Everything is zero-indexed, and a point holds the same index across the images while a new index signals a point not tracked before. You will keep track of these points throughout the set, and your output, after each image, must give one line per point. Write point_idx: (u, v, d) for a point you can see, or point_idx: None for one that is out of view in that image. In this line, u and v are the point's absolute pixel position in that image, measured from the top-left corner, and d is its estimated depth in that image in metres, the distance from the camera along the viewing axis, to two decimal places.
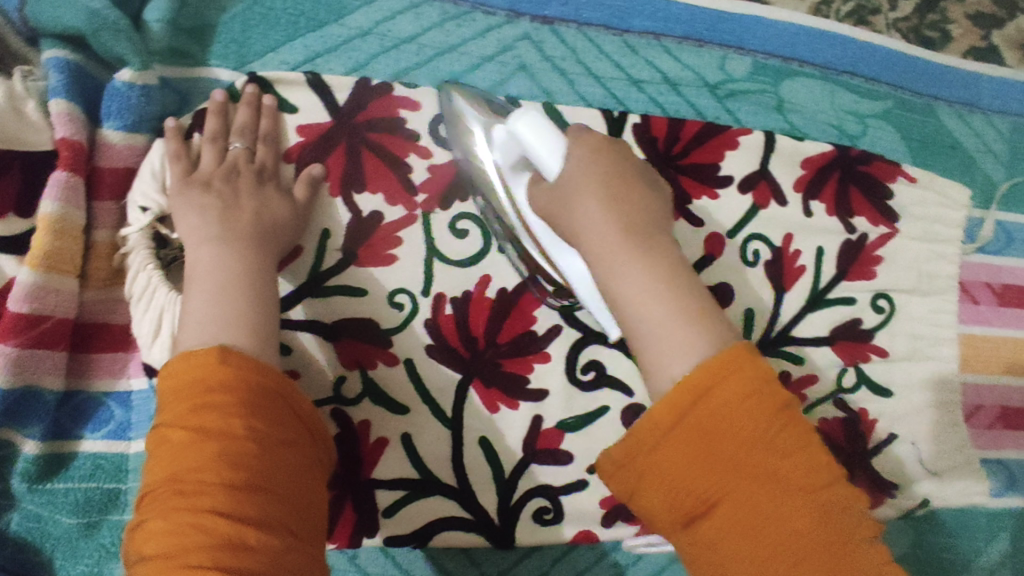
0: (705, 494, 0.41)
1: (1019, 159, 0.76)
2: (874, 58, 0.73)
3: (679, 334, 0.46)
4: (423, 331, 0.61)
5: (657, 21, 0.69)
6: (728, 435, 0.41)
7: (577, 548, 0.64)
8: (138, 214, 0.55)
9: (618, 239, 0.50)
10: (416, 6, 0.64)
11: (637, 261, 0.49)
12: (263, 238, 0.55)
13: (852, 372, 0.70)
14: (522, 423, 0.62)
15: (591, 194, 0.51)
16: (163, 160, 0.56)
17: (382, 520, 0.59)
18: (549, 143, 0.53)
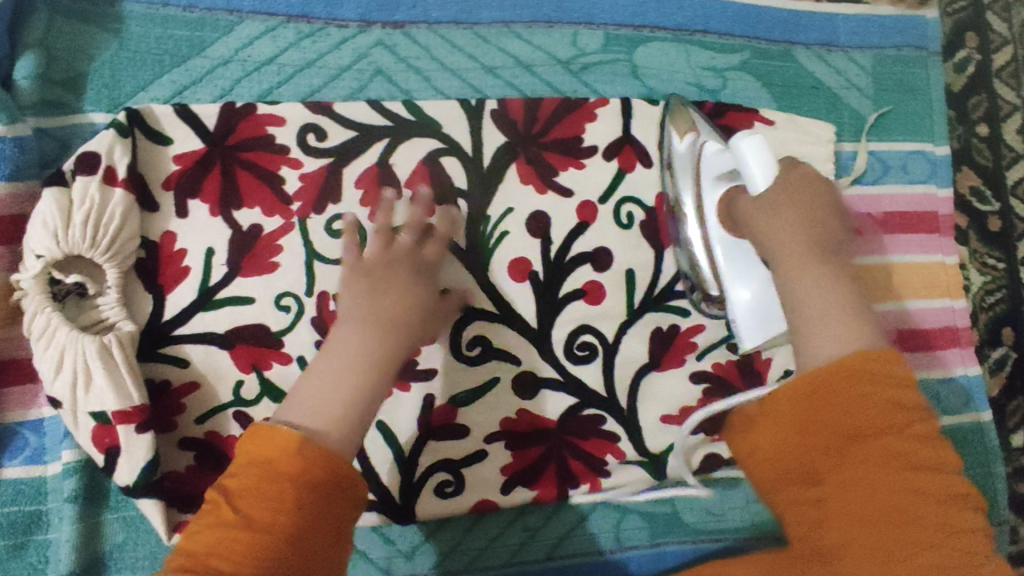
0: (813, 461, 0.46)
1: (886, 91, 0.78)
2: (724, 14, 0.76)
3: (840, 326, 0.49)
4: (310, 328, 0.66)
5: (505, 10, 0.72)
6: (841, 409, 0.46)
7: (484, 517, 0.67)
8: (33, 261, 0.59)
9: (806, 245, 0.53)
10: (272, 29, 0.68)
11: (821, 266, 0.52)
12: (414, 306, 0.56)
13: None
14: (416, 403, 0.66)
15: (788, 209, 0.55)
16: (54, 211, 0.59)
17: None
18: (764, 167, 0.57)
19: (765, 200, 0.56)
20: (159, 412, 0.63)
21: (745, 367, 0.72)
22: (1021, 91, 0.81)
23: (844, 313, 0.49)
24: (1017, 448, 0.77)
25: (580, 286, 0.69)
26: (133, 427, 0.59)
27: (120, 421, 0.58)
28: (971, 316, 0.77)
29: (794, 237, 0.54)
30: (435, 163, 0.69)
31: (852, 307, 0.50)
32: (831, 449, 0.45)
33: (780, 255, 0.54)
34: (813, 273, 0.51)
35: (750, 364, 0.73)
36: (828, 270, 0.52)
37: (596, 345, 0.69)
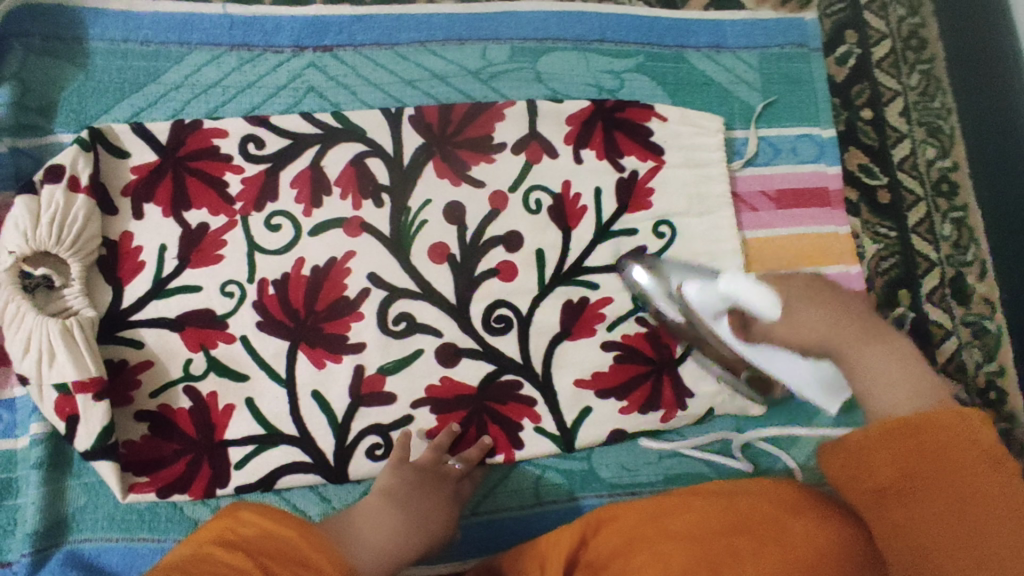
0: (896, 479, 0.43)
1: (773, 83, 0.87)
2: (619, 24, 0.86)
3: (906, 388, 0.48)
4: (252, 311, 0.74)
5: (421, 32, 0.83)
6: (937, 449, 0.43)
7: None
8: (6, 256, 0.68)
9: (844, 328, 0.53)
10: (217, 58, 0.80)
11: (869, 347, 0.52)
12: (437, 492, 0.66)
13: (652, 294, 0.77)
14: (348, 374, 0.73)
15: (800, 303, 0.55)
16: (25, 216, 0.69)
17: (233, 472, 0.70)
18: (761, 295, 0.58)
19: (786, 310, 0.56)
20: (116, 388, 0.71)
21: (654, 338, 0.77)
22: (902, 78, 0.89)
23: (903, 371, 0.49)
24: None
25: (494, 265, 0.77)
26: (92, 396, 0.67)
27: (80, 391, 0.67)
28: (866, 282, 0.84)
29: (838, 323, 0.53)
30: (361, 163, 0.78)
31: (914, 367, 0.50)
32: (924, 477, 0.42)
33: (832, 342, 0.53)
34: (868, 352, 0.51)
35: (660, 337, 0.77)
36: (890, 342, 0.52)
37: (512, 318, 0.76)
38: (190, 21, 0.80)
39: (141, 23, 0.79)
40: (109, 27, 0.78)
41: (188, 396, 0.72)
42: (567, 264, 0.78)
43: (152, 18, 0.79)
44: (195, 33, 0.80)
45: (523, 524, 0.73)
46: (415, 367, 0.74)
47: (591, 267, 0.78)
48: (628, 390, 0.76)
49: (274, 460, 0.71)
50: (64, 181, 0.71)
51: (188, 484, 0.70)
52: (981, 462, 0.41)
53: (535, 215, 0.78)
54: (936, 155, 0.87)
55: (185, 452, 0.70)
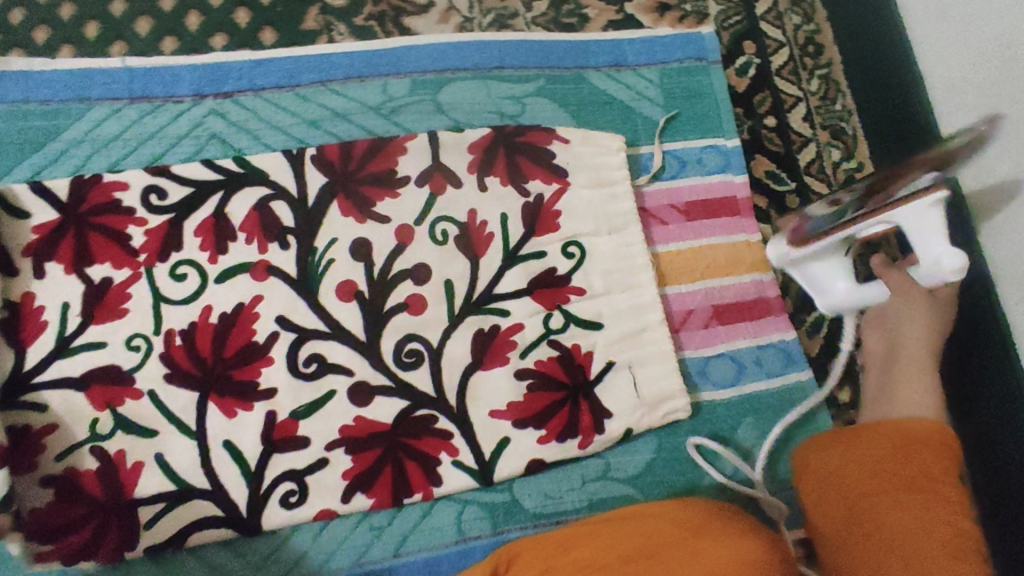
0: (862, 471, 0.63)
1: (675, 98, 0.88)
2: (519, 49, 0.87)
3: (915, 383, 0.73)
4: (159, 363, 0.73)
5: (321, 72, 0.83)
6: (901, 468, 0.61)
7: (330, 524, 0.72)
8: None
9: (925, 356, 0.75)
10: (116, 111, 0.80)
11: (919, 380, 0.73)
12: None
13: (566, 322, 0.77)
14: (259, 421, 0.72)
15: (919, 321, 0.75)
16: None
17: (142, 532, 0.69)
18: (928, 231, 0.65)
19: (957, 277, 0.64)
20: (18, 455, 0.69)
21: (567, 363, 0.77)
22: (803, 83, 0.90)
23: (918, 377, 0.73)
24: (843, 403, 0.82)
25: (403, 299, 0.77)
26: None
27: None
28: (780, 287, 0.84)
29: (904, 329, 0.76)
30: (265, 206, 0.78)
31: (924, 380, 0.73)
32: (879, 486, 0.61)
33: (897, 359, 0.76)
34: (905, 380, 0.73)
35: (574, 360, 0.77)
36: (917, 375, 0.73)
37: (423, 351, 0.75)
38: (89, 77, 0.81)
39: (39, 83, 0.80)
40: (8, 89, 0.79)
41: (95, 456, 0.70)
42: (477, 292, 0.78)
43: (51, 77, 0.80)
44: (95, 89, 0.81)
45: (449, 560, 0.72)
46: (328, 408, 0.73)
47: (500, 295, 0.78)
48: (547, 417, 0.75)
49: (188, 514, 0.70)
50: None
51: (95, 549, 0.68)
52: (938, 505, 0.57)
53: (442, 246, 0.78)
54: (841, 157, 0.89)
55: (91, 517, 0.69)
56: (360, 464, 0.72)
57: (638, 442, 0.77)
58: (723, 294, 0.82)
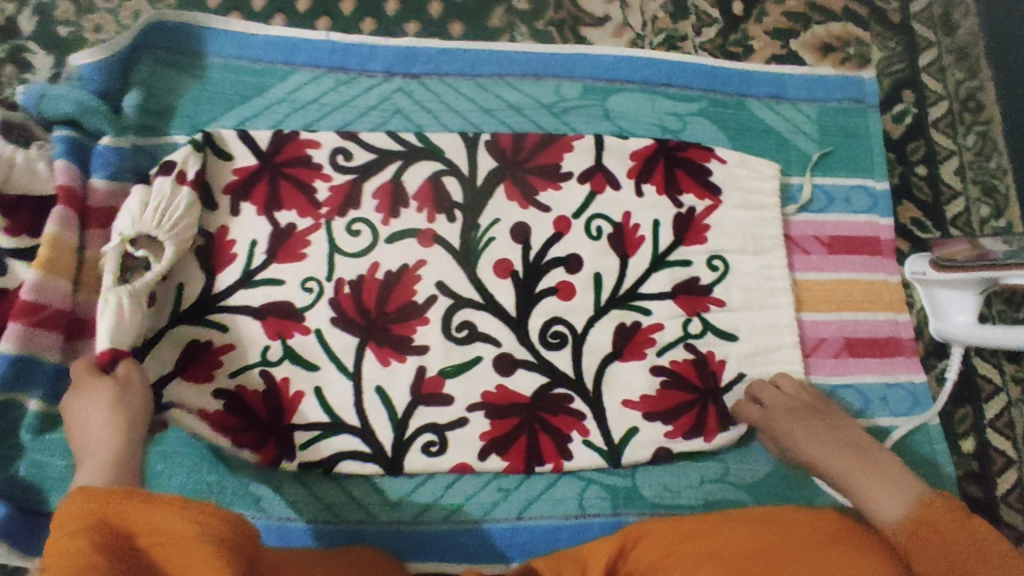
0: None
1: (830, 135, 0.91)
2: (686, 71, 0.91)
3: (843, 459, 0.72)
4: (327, 307, 0.79)
5: (501, 66, 0.90)
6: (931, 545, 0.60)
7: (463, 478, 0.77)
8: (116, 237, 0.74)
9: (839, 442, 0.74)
10: (316, 78, 0.88)
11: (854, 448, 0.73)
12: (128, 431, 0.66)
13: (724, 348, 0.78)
14: (410, 373, 0.78)
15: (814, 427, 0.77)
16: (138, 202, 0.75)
17: (298, 453, 0.75)
18: None
19: None
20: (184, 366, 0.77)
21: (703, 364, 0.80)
22: (958, 138, 0.92)
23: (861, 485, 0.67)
24: (967, 454, 0.82)
25: (554, 284, 0.81)
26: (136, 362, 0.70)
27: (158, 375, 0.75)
28: (916, 330, 0.85)
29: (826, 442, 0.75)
30: (438, 180, 0.84)
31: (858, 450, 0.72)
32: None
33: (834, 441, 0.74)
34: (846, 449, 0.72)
35: (707, 365, 0.80)
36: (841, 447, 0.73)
37: (567, 334, 0.80)
38: (295, 44, 0.89)
39: (252, 43, 0.88)
40: (225, 45, 0.87)
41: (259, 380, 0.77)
42: (622, 289, 0.82)
43: (263, 40, 0.88)
44: (299, 55, 0.88)
45: (567, 531, 0.76)
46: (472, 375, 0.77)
47: (643, 293, 0.82)
48: (676, 415, 0.78)
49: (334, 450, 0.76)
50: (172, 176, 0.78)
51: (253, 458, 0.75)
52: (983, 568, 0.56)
53: (595, 241, 0.83)
54: (989, 214, 0.89)
55: (254, 431, 0.76)
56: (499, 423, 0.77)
57: (758, 454, 0.79)
58: (857, 328, 0.84)
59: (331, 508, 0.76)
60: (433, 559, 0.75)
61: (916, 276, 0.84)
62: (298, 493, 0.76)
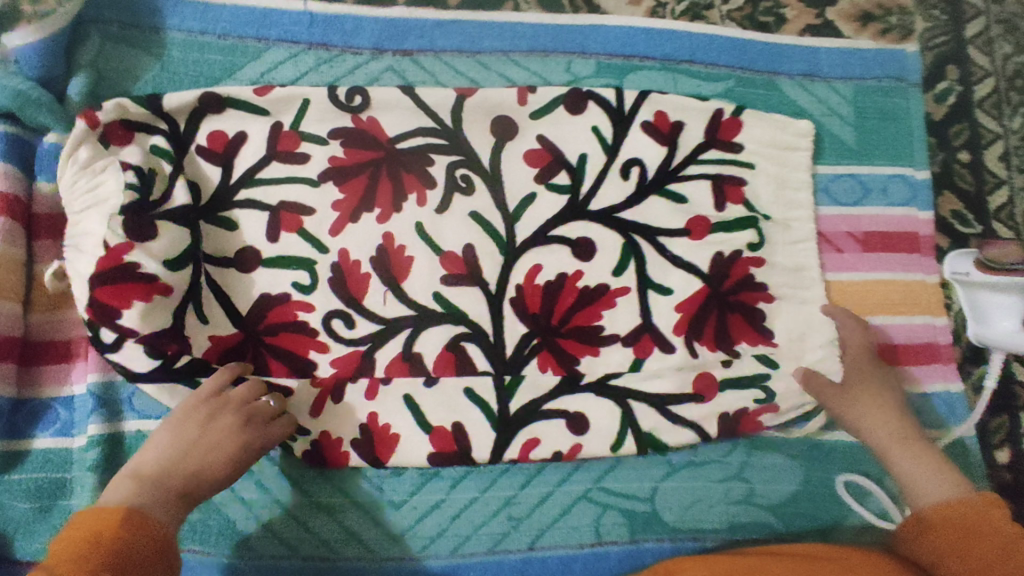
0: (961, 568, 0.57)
1: (867, 119, 0.83)
2: (711, 45, 0.82)
3: (930, 473, 0.66)
4: (333, 187, 0.74)
5: (503, 41, 0.79)
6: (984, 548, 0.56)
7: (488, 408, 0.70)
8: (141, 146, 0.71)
9: (913, 456, 0.68)
10: (294, 56, 0.77)
11: (933, 468, 0.66)
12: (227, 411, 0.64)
13: (740, 207, 0.76)
14: (396, 404, 0.69)
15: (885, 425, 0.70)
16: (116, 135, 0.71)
17: (327, 339, 0.70)
18: None
19: None
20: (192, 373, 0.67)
21: (715, 192, 0.76)
22: (1005, 120, 0.84)
23: (934, 462, 0.66)
24: (1001, 465, 0.77)
25: (563, 291, 0.72)
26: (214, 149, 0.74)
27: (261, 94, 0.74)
28: (953, 334, 0.80)
29: (883, 427, 0.70)
30: (428, 170, 0.75)
31: (932, 459, 0.67)
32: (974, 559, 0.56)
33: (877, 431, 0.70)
34: (925, 468, 0.66)
35: (733, 267, 0.74)
36: (919, 453, 0.68)
37: (636, 172, 0.76)
38: (270, 17, 0.78)
39: (219, 16, 0.77)
40: (188, 18, 0.76)
41: (334, 394, 0.69)
42: (669, 165, 0.76)
43: (232, 12, 0.77)
44: (273, 29, 0.77)
45: (582, 560, 0.71)
46: (496, 168, 0.75)
47: (686, 176, 0.76)
48: (712, 320, 0.73)
49: (415, 442, 0.69)
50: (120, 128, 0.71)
51: (275, 226, 0.73)
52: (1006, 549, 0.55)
53: (611, 149, 0.76)
54: None
55: (244, 202, 0.73)
56: (559, 307, 0.72)
57: (784, 471, 0.74)
58: (893, 333, 0.78)
59: (328, 545, 0.69)
60: None
61: (958, 276, 0.78)
62: (309, 478, 0.71)
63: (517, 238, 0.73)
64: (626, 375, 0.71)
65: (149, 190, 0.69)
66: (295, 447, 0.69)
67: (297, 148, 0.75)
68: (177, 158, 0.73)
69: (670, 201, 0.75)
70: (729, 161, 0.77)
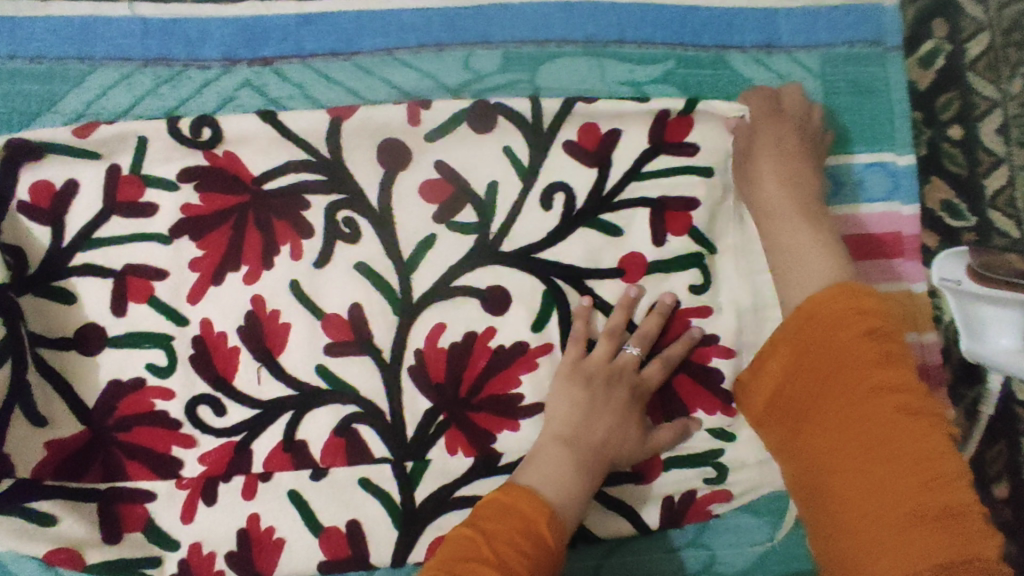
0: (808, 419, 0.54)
1: (838, 95, 0.68)
2: (644, 18, 0.67)
3: (814, 257, 0.58)
4: (189, 242, 0.60)
5: (385, 36, 0.64)
6: (845, 379, 0.50)
7: (392, 495, 0.60)
8: None
9: (798, 218, 0.60)
10: (127, 77, 0.62)
11: (822, 254, 0.58)
12: (579, 445, 0.57)
13: (683, 237, 0.64)
14: (280, 503, 0.59)
15: (770, 169, 0.62)
16: None
17: (201, 437, 0.59)
18: None
19: None
20: (20, 498, 0.54)
21: (654, 222, 0.64)
22: (1003, 83, 0.69)
23: (816, 247, 0.58)
24: (999, 502, 0.67)
25: (472, 351, 0.62)
26: (37, 208, 0.59)
27: (83, 135, 0.59)
28: (943, 352, 0.68)
29: (782, 194, 0.61)
30: (304, 210, 0.61)
31: (825, 251, 0.58)
32: (862, 428, 0.49)
33: (761, 207, 0.62)
34: (812, 250, 0.58)
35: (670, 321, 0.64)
36: (800, 225, 0.60)
37: (563, 195, 0.64)
38: (92, 29, 0.62)
39: (30, 33, 0.62)
40: None
41: (205, 497, 0.58)
42: (602, 187, 0.64)
43: (44, 26, 0.62)
44: (98, 45, 0.62)
45: None
46: (386, 208, 0.62)
47: (622, 202, 0.64)
48: None
49: (303, 547, 0.58)
50: None
51: (121, 298, 0.59)
52: (910, 427, 0.47)
53: (525, 170, 0.64)
54: None
55: (78, 268, 0.59)
56: (467, 374, 0.61)
57: (750, 533, 0.64)
58: None
59: None
60: None
61: (946, 285, 0.66)
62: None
63: (415, 291, 0.62)
64: None
65: None
66: (160, 568, 0.57)
67: (141, 197, 0.60)
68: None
69: (604, 234, 0.64)
70: (678, 176, 0.65)
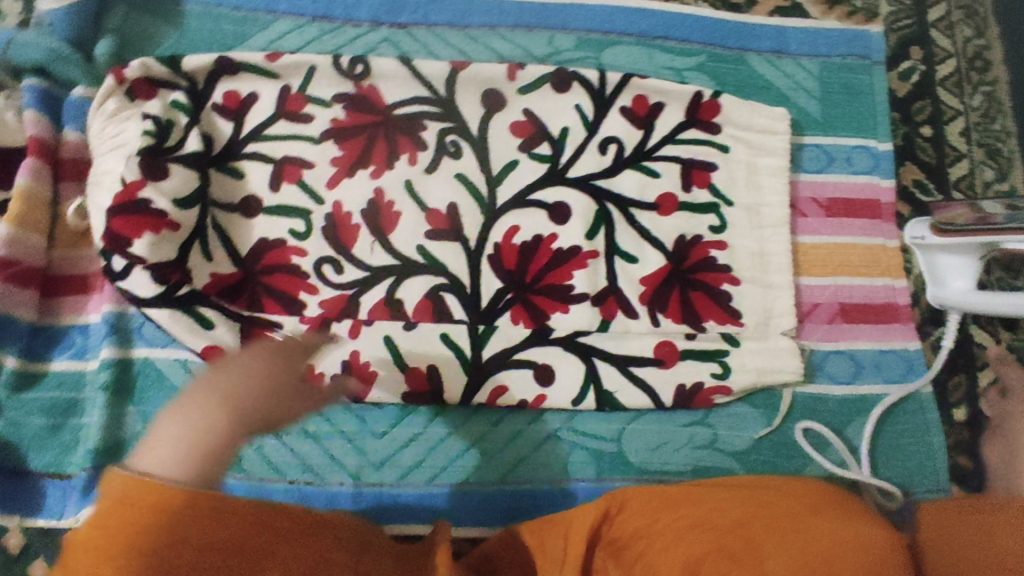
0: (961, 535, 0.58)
1: (832, 93, 0.88)
2: (684, 24, 0.88)
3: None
4: (333, 146, 0.80)
5: (490, 16, 0.86)
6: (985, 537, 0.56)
7: (464, 348, 0.76)
8: (161, 100, 0.77)
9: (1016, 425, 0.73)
10: (298, 27, 0.84)
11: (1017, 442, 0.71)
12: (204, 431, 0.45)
13: (705, 191, 0.82)
14: (377, 344, 0.75)
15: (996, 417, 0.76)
16: (134, 86, 0.76)
17: (323, 287, 0.76)
18: None
19: None
20: (191, 302, 0.72)
21: (683, 175, 0.82)
22: (966, 98, 0.88)
23: None
24: (959, 423, 0.81)
25: (535, 249, 0.79)
26: (224, 113, 0.79)
27: (272, 60, 0.79)
28: (912, 296, 0.84)
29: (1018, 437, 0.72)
30: (420, 131, 0.81)
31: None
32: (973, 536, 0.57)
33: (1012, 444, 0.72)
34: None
35: (693, 247, 0.81)
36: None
37: (615, 146, 0.82)
38: None
39: None
40: None
41: (321, 332, 0.75)
42: (648, 142, 0.83)
43: None
44: (280, 3, 0.84)
45: (550, 496, 0.76)
46: (482, 137, 0.82)
47: (661, 156, 0.83)
48: (667, 301, 0.79)
49: (392, 379, 0.75)
50: (140, 82, 0.76)
51: (278, 178, 0.79)
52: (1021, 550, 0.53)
53: (589, 123, 0.83)
54: (994, 177, 0.86)
55: (249, 155, 0.79)
56: (532, 265, 0.79)
57: (747, 422, 0.79)
58: (855, 294, 0.83)
59: (312, 470, 0.75)
60: (409, 522, 0.75)
61: (914, 241, 0.82)
62: None
63: (497, 200, 0.80)
64: (593, 333, 0.77)
65: (165, 137, 0.74)
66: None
67: (303, 109, 0.80)
68: (194, 111, 0.78)
69: (644, 176, 0.82)
70: (705, 142, 0.83)
